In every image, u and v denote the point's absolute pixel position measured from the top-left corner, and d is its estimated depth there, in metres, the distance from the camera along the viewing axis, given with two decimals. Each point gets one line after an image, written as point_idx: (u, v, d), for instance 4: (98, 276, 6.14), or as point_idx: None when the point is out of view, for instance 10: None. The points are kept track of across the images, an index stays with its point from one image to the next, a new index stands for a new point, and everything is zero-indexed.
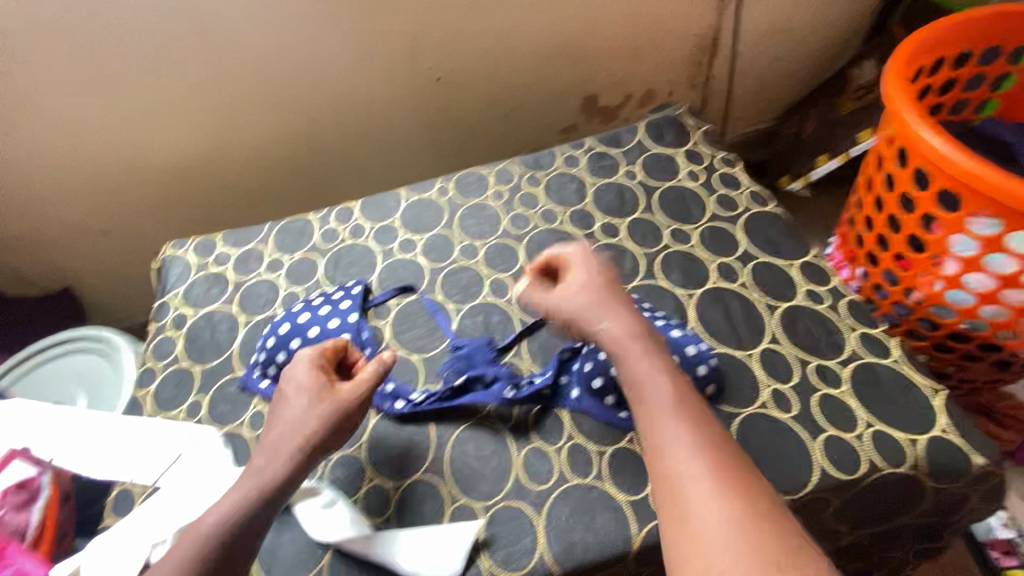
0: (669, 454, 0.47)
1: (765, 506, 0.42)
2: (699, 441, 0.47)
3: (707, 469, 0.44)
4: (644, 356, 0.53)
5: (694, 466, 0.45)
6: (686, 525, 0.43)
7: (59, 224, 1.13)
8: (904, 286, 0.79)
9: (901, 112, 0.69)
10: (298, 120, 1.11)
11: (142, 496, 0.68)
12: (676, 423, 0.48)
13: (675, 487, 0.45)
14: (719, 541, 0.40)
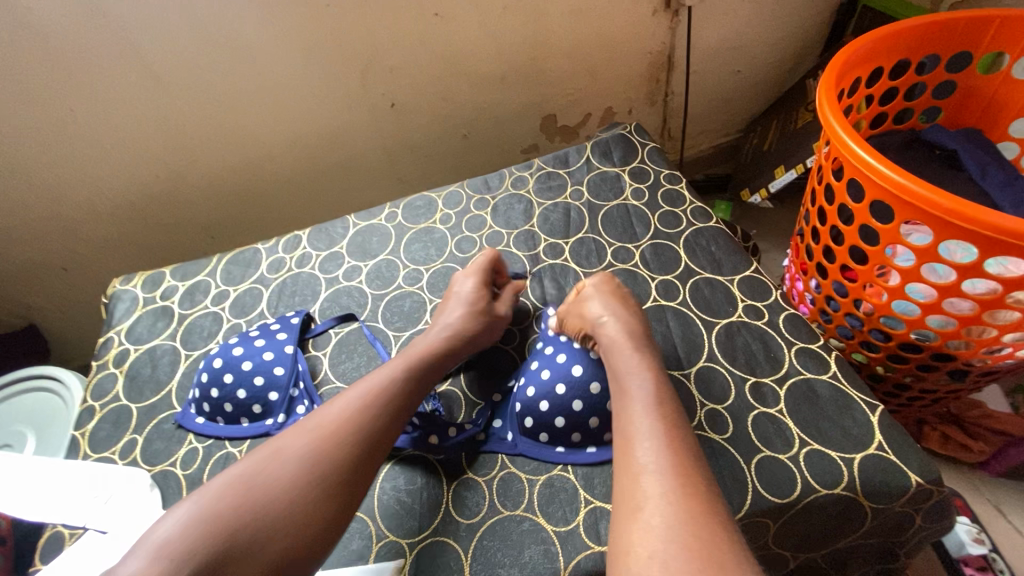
0: (636, 444, 0.49)
1: (721, 504, 0.44)
2: (667, 438, 0.48)
3: (671, 463, 0.46)
4: (632, 356, 0.57)
5: (657, 458, 0.47)
6: (641, 512, 0.44)
7: (19, 262, 1.13)
8: (853, 298, 0.78)
9: (831, 125, 0.69)
10: (253, 150, 1.11)
11: (72, 537, 0.67)
12: (649, 418, 0.50)
13: (636, 476, 0.47)
14: (671, 526, 0.42)
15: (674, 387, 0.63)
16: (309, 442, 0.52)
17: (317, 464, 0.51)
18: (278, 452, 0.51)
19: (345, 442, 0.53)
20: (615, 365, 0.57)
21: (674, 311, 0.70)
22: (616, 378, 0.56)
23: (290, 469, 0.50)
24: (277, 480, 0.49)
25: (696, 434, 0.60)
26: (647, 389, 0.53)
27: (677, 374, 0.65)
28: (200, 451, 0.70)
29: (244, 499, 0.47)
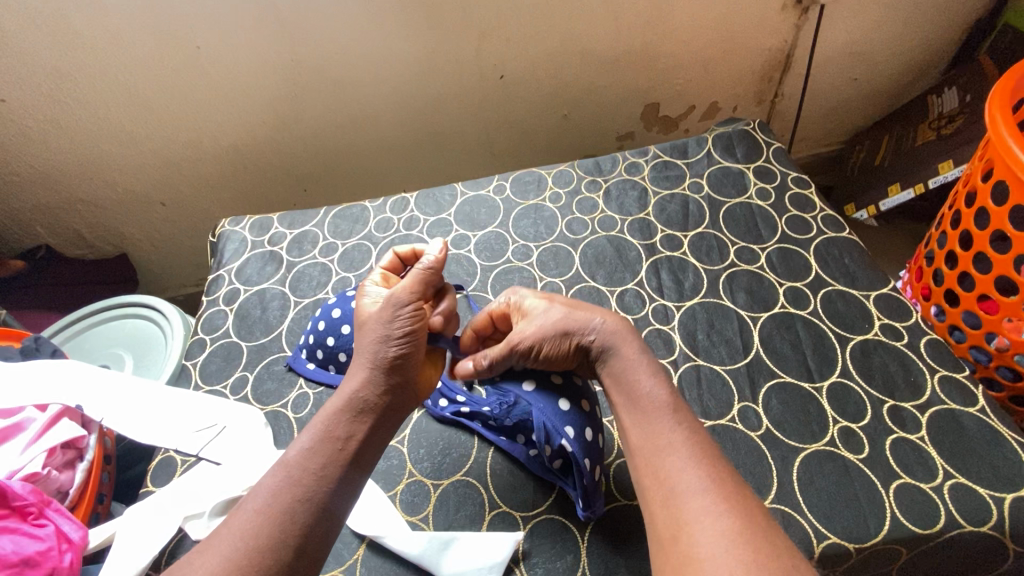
0: (663, 461, 0.45)
1: (766, 519, 0.40)
2: (692, 451, 0.45)
3: (703, 480, 0.43)
4: (633, 358, 0.52)
5: (688, 476, 0.43)
6: (680, 541, 0.40)
7: (122, 192, 1.15)
8: (986, 330, 0.73)
9: (1005, 142, 0.65)
10: (355, 108, 1.10)
11: (182, 467, 0.67)
12: (668, 430, 0.46)
13: (671, 500, 0.43)
14: (720, 552, 0.38)
15: (805, 399, 0.62)
16: (311, 449, 0.47)
17: (325, 470, 0.46)
18: (289, 459, 0.46)
19: (338, 450, 0.47)
20: (619, 369, 0.52)
21: (804, 321, 0.69)
22: (624, 388, 0.51)
23: (304, 476, 0.45)
24: (301, 485, 0.45)
25: (829, 450, 0.58)
26: (660, 397, 0.49)
27: (808, 386, 0.63)
28: (311, 399, 0.71)
29: (282, 506, 0.43)
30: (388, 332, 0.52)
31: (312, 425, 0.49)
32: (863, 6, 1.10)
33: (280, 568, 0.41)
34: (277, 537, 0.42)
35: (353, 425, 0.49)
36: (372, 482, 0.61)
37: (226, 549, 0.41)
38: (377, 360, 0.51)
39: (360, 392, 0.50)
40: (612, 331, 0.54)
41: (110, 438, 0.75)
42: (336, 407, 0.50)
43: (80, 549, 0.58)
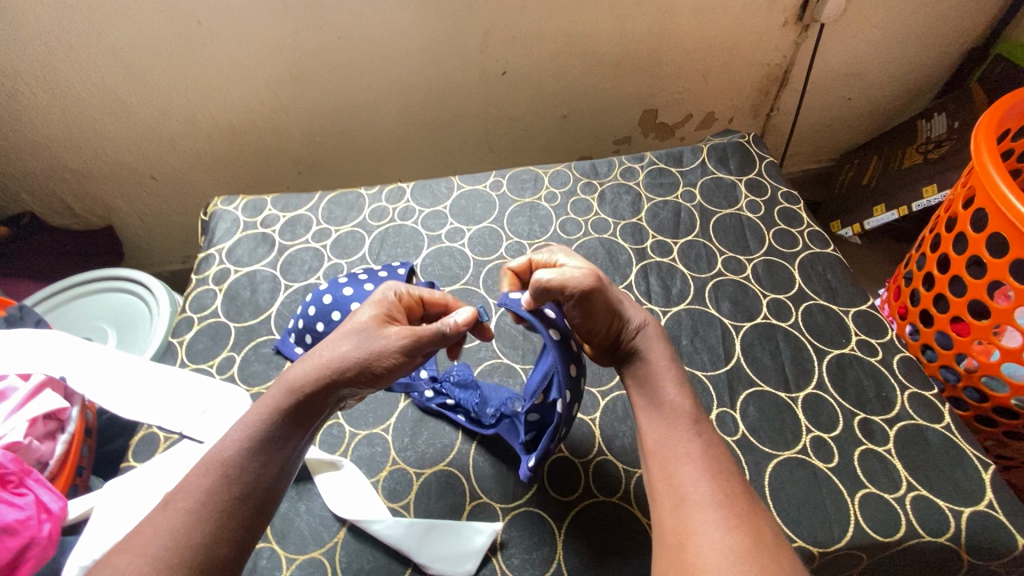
0: (678, 469, 0.47)
1: (770, 534, 0.42)
2: (705, 464, 0.46)
3: (714, 493, 0.44)
4: (664, 363, 0.54)
5: (700, 487, 0.45)
6: (686, 549, 0.42)
7: (112, 163, 1.14)
8: (956, 351, 0.76)
9: (987, 171, 0.67)
10: (355, 96, 1.09)
11: (165, 443, 0.68)
12: (686, 440, 0.48)
13: (683, 508, 0.44)
14: (725, 563, 0.40)
15: (781, 408, 0.64)
16: (251, 450, 0.47)
17: (264, 470, 0.47)
18: (226, 457, 0.46)
19: (279, 450, 0.48)
20: (645, 372, 0.54)
21: (785, 333, 0.71)
22: (646, 394, 0.53)
23: (242, 476, 0.45)
24: (240, 483, 0.45)
25: (800, 458, 0.60)
26: (681, 406, 0.51)
27: (784, 396, 0.66)
28: None
29: (215, 506, 0.44)
30: (360, 348, 0.51)
31: (250, 422, 0.48)
32: (861, 28, 1.12)
33: (218, 564, 0.42)
34: (213, 533, 0.43)
35: (296, 425, 0.49)
36: (355, 467, 0.63)
37: (158, 549, 0.41)
38: (332, 366, 0.50)
39: (306, 393, 0.50)
40: (650, 333, 0.56)
41: (91, 411, 0.76)
42: (279, 406, 0.49)
43: (59, 520, 0.58)
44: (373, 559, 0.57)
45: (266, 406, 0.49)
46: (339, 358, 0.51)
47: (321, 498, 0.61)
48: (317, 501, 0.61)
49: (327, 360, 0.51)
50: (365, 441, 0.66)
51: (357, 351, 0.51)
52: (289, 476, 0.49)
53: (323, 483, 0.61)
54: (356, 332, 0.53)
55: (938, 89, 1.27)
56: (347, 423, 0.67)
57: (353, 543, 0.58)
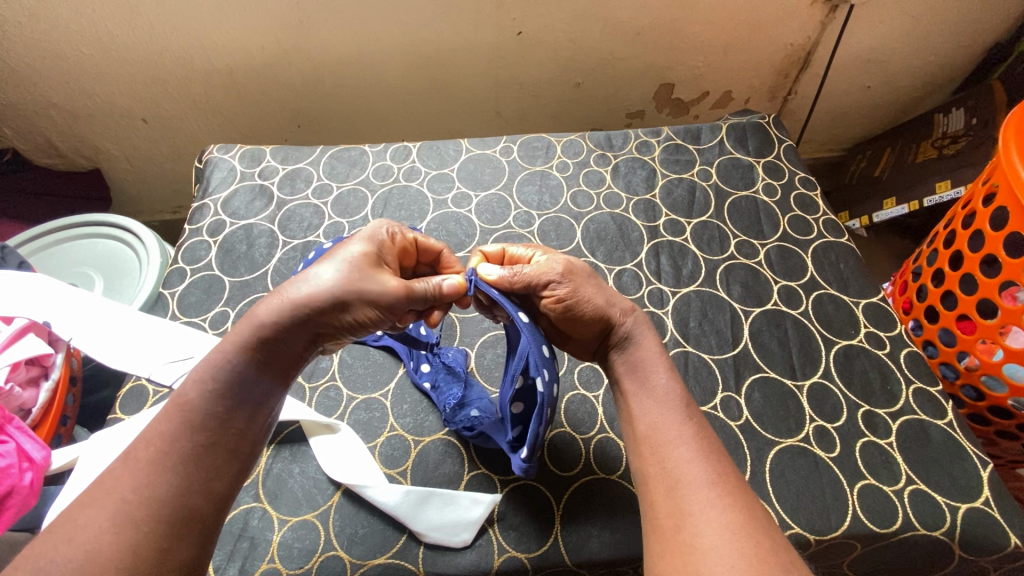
0: (671, 450, 0.46)
1: (763, 513, 0.42)
2: (700, 446, 0.46)
3: (706, 474, 0.44)
4: (655, 352, 0.53)
5: (694, 468, 0.44)
6: (682, 531, 0.41)
7: (100, 102, 1.08)
8: (959, 349, 0.75)
9: (1014, 168, 0.65)
10: (360, 47, 1.03)
11: (155, 397, 0.66)
12: (679, 422, 0.48)
13: (677, 490, 0.43)
14: (721, 542, 0.39)
15: (786, 396, 0.64)
16: (215, 394, 0.45)
17: (232, 415, 0.45)
18: (189, 401, 0.44)
19: (247, 392, 0.46)
20: (636, 358, 0.53)
21: (794, 321, 0.70)
22: (637, 379, 0.52)
23: (206, 423, 0.44)
24: (205, 430, 0.44)
25: (802, 446, 0.60)
26: (673, 391, 0.50)
27: (790, 384, 0.65)
28: None
29: (180, 454, 0.42)
30: (336, 290, 0.48)
31: (215, 362, 0.46)
32: (891, 13, 1.08)
33: (186, 514, 0.41)
34: (182, 483, 0.42)
35: (264, 367, 0.47)
36: (352, 431, 0.61)
37: (121, 500, 0.40)
38: (304, 308, 0.48)
39: (275, 332, 0.47)
40: (639, 320, 0.55)
41: (77, 358, 0.73)
42: (244, 345, 0.47)
43: (41, 470, 0.56)
44: (368, 524, 0.56)
45: (235, 341, 0.47)
46: (312, 300, 0.48)
47: (316, 460, 0.60)
48: (312, 464, 0.60)
49: (299, 301, 0.48)
50: (363, 406, 0.64)
51: (332, 292, 0.48)
52: (262, 423, 0.47)
53: (318, 445, 0.60)
54: (340, 269, 0.49)
55: (959, 84, 1.24)
56: (345, 387, 0.66)
57: (347, 506, 0.57)
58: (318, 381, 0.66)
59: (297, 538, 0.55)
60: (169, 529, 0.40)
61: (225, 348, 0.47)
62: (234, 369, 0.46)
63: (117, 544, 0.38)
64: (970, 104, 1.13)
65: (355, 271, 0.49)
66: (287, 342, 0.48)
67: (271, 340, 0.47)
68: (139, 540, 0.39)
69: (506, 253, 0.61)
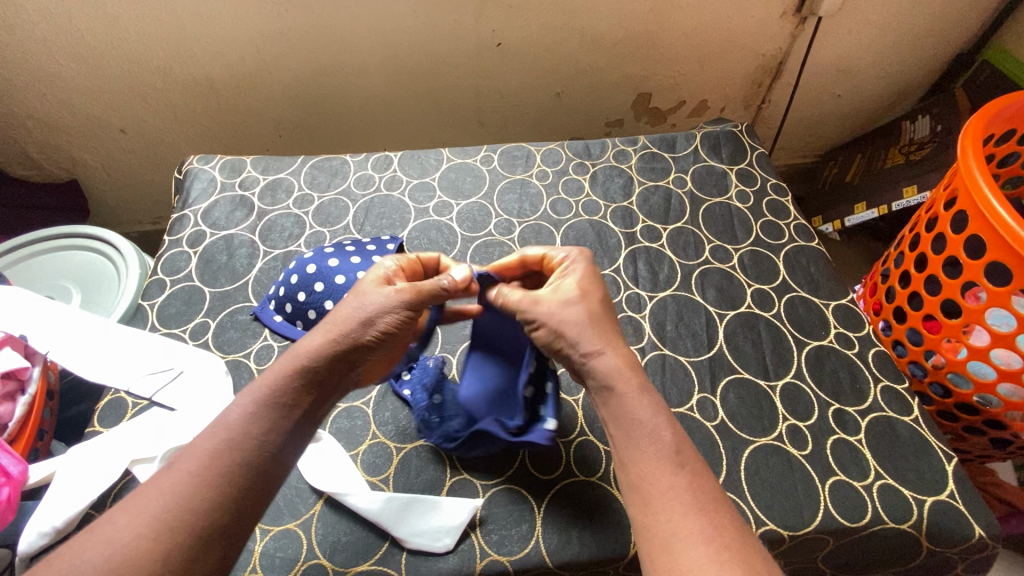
0: (662, 507, 0.43)
1: (760, 561, 0.40)
2: (694, 498, 0.43)
3: (704, 527, 0.41)
4: (641, 395, 0.49)
5: (689, 522, 0.42)
6: None
7: (79, 112, 1.07)
8: (925, 348, 0.78)
9: (972, 173, 0.68)
10: (342, 57, 1.04)
11: (134, 409, 0.65)
12: (668, 474, 0.44)
13: (673, 544, 0.41)
14: None
15: (760, 397, 0.65)
16: (252, 415, 0.45)
17: (267, 436, 0.45)
18: (229, 421, 0.45)
19: (283, 417, 0.46)
20: (617, 405, 0.49)
21: (767, 322, 0.72)
22: (622, 428, 0.48)
23: (245, 440, 0.44)
24: (242, 449, 0.44)
25: (776, 445, 0.62)
26: (662, 439, 0.46)
27: (763, 384, 0.67)
28: (274, 351, 0.69)
29: (217, 470, 0.42)
30: (361, 307, 0.51)
31: (254, 388, 0.47)
32: (858, 24, 1.12)
33: (216, 531, 0.41)
34: (215, 498, 0.42)
35: (302, 392, 0.48)
36: (334, 440, 0.62)
37: (154, 511, 0.40)
38: (336, 330, 0.50)
39: (310, 357, 0.49)
40: (609, 360, 0.50)
41: (54, 372, 0.72)
42: (284, 369, 0.48)
43: (19, 485, 0.56)
44: (350, 532, 0.56)
45: (275, 366, 0.48)
46: (344, 318, 0.51)
47: (297, 470, 0.60)
48: (293, 473, 0.60)
49: (332, 323, 0.51)
50: (345, 414, 0.65)
51: (358, 309, 0.51)
52: (298, 444, 0.47)
53: (301, 454, 0.60)
54: (362, 291, 0.53)
55: (924, 92, 1.29)
56: None
57: (329, 514, 0.57)
58: None
59: (279, 547, 0.56)
60: (201, 540, 0.40)
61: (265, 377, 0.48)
62: (274, 394, 0.47)
63: (152, 549, 0.39)
64: (934, 111, 1.17)
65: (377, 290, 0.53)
66: (322, 367, 0.49)
67: (309, 363, 0.49)
68: (171, 550, 0.39)
69: (546, 257, 0.60)
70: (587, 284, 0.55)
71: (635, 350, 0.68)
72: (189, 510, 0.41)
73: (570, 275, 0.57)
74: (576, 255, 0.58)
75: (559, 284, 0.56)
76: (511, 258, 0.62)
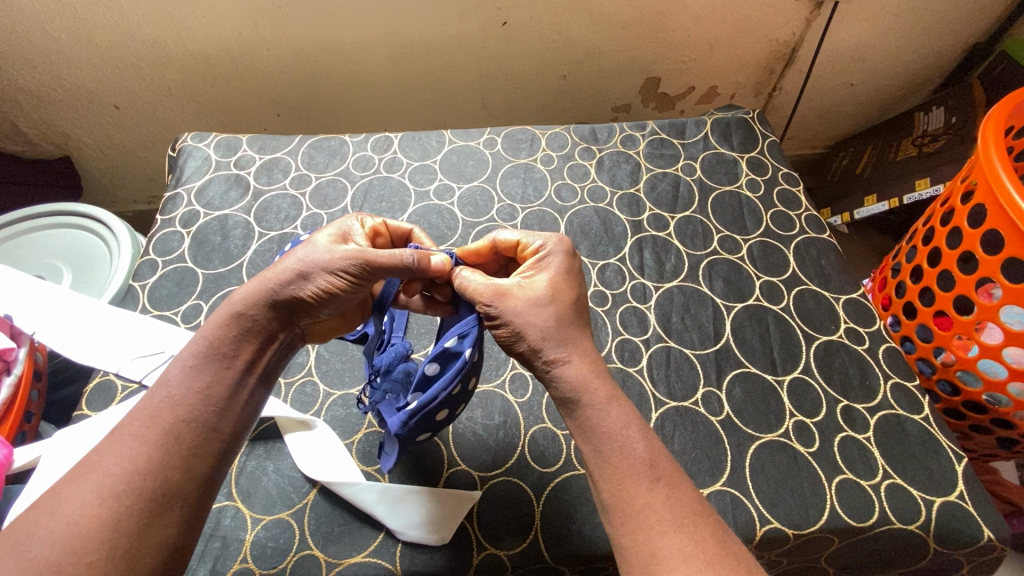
0: (644, 526, 0.41)
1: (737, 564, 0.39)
2: (673, 513, 0.41)
3: (685, 543, 0.40)
4: (608, 405, 0.46)
5: (672, 541, 0.40)
6: None
7: (69, 87, 1.04)
8: (935, 345, 0.76)
9: (993, 165, 0.66)
10: (341, 34, 1.01)
11: (123, 393, 0.64)
12: (643, 491, 0.42)
13: (653, 566, 0.40)
14: None
15: (767, 392, 0.64)
16: (190, 368, 0.46)
17: (211, 388, 0.45)
18: (170, 377, 0.45)
19: (224, 369, 0.46)
20: (585, 420, 0.46)
21: (776, 316, 0.70)
22: (593, 443, 0.45)
23: (187, 396, 0.44)
24: (186, 405, 0.44)
25: (782, 441, 0.60)
26: (635, 453, 0.44)
27: (770, 379, 0.65)
28: None
29: (162, 430, 0.42)
30: (302, 264, 0.48)
31: (197, 340, 0.47)
32: (875, 10, 1.08)
33: (169, 491, 0.41)
34: (161, 458, 0.41)
35: (240, 344, 0.47)
36: (329, 428, 0.60)
37: (103, 476, 0.40)
38: (274, 284, 0.48)
39: (246, 306, 0.48)
40: (575, 368, 0.47)
41: (42, 353, 0.71)
42: (221, 322, 0.47)
43: (2, 469, 0.55)
44: (344, 522, 0.55)
45: (214, 318, 0.48)
46: (283, 274, 0.48)
47: (291, 458, 0.58)
48: (285, 461, 0.58)
49: (271, 276, 0.49)
50: (340, 402, 0.63)
51: (298, 266, 0.48)
52: (242, 399, 0.47)
53: (293, 441, 0.58)
54: (309, 245, 0.50)
55: (939, 83, 1.26)
56: (321, 382, 0.64)
57: (322, 504, 0.56)
58: (294, 377, 0.65)
59: (271, 537, 0.54)
60: (155, 502, 0.40)
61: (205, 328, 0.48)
62: (211, 346, 0.47)
63: (101, 517, 0.38)
64: (949, 102, 1.14)
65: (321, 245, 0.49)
66: (259, 321, 0.48)
67: (244, 319, 0.47)
68: (122, 513, 0.39)
69: (519, 244, 0.55)
70: (560, 283, 0.51)
71: (640, 342, 0.67)
72: (139, 471, 0.40)
73: (543, 272, 0.52)
74: (557, 244, 0.53)
75: (529, 279, 0.51)
76: (481, 243, 0.58)
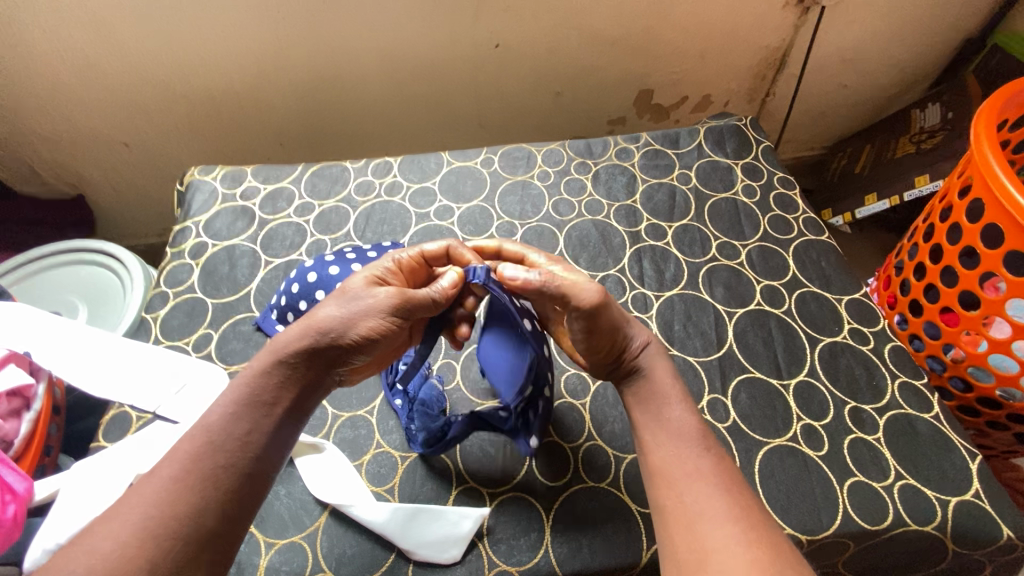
0: (687, 487, 0.44)
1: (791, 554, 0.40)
2: (718, 479, 0.45)
3: (727, 506, 0.43)
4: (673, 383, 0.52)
5: (714, 503, 0.43)
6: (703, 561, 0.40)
7: (81, 128, 1.08)
8: (944, 341, 0.75)
9: (987, 160, 0.66)
10: (339, 63, 1.04)
11: (138, 423, 0.65)
12: (695, 456, 0.46)
13: (693, 520, 0.43)
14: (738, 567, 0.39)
15: (773, 397, 0.63)
16: (231, 415, 0.46)
17: (249, 436, 0.46)
18: (209, 422, 0.46)
19: (260, 418, 0.47)
20: (648, 391, 0.51)
21: (778, 320, 0.70)
22: (649, 409, 0.50)
23: (228, 442, 0.45)
24: (225, 451, 0.45)
25: (791, 446, 0.60)
26: (687, 423, 0.49)
27: (776, 383, 0.65)
28: None
29: (203, 473, 0.43)
30: (341, 315, 0.51)
31: (235, 387, 0.48)
32: (862, 13, 1.10)
33: (203, 531, 0.42)
34: (197, 502, 0.42)
35: (277, 393, 0.48)
36: (338, 450, 0.61)
37: (136, 518, 0.41)
38: (314, 330, 0.50)
39: (288, 356, 0.49)
40: (651, 352, 0.53)
41: (60, 388, 0.73)
42: (261, 371, 0.49)
43: (24, 502, 0.56)
44: (356, 544, 0.55)
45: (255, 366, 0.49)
46: (325, 324, 0.50)
47: (301, 481, 0.59)
48: (296, 485, 0.59)
49: (313, 325, 0.51)
50: (348, 423, 0.64)
51: (338, 316, 0.51)
52: (274, 450, 0.47)
53: (302, 465, 0.59)
54: (345, 295, 0.52)
55: (932, 80, 1.26)
56: (329, 405, 0.65)
57: (334, 526, 0.56)
58: None
59: (284, 561, 0.55)
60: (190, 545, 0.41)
61: (245, 375, 0.49)
62: (251, 396, 0.48)
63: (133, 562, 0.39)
64: (945, 99, 1.15)
65: (359, 292, 0.52)
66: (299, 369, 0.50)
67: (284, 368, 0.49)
68: (154, 556, 0.39)
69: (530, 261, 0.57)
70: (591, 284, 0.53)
71: None
72: (176, 518, 0.41)
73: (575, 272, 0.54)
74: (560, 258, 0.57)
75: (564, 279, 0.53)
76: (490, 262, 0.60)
